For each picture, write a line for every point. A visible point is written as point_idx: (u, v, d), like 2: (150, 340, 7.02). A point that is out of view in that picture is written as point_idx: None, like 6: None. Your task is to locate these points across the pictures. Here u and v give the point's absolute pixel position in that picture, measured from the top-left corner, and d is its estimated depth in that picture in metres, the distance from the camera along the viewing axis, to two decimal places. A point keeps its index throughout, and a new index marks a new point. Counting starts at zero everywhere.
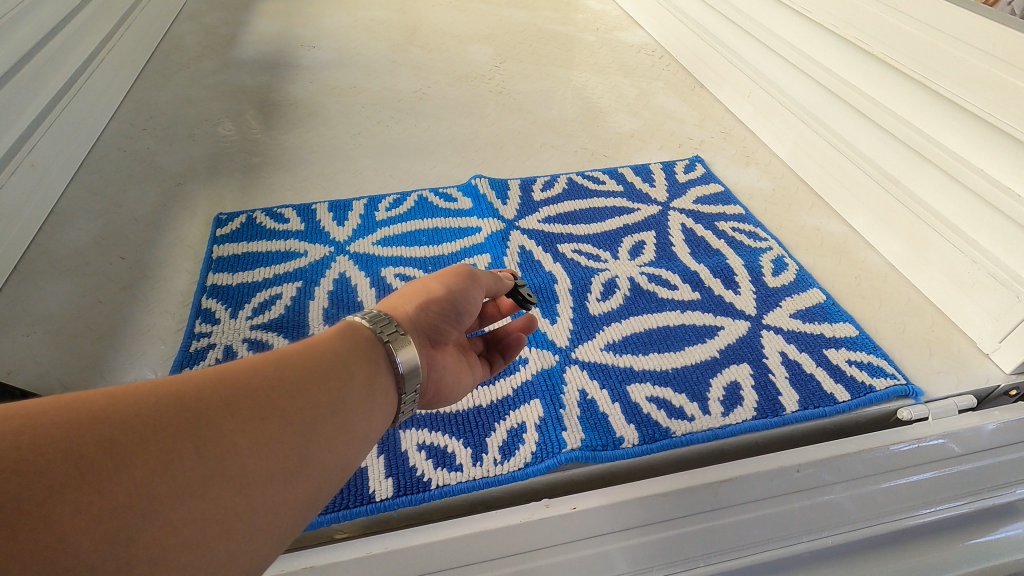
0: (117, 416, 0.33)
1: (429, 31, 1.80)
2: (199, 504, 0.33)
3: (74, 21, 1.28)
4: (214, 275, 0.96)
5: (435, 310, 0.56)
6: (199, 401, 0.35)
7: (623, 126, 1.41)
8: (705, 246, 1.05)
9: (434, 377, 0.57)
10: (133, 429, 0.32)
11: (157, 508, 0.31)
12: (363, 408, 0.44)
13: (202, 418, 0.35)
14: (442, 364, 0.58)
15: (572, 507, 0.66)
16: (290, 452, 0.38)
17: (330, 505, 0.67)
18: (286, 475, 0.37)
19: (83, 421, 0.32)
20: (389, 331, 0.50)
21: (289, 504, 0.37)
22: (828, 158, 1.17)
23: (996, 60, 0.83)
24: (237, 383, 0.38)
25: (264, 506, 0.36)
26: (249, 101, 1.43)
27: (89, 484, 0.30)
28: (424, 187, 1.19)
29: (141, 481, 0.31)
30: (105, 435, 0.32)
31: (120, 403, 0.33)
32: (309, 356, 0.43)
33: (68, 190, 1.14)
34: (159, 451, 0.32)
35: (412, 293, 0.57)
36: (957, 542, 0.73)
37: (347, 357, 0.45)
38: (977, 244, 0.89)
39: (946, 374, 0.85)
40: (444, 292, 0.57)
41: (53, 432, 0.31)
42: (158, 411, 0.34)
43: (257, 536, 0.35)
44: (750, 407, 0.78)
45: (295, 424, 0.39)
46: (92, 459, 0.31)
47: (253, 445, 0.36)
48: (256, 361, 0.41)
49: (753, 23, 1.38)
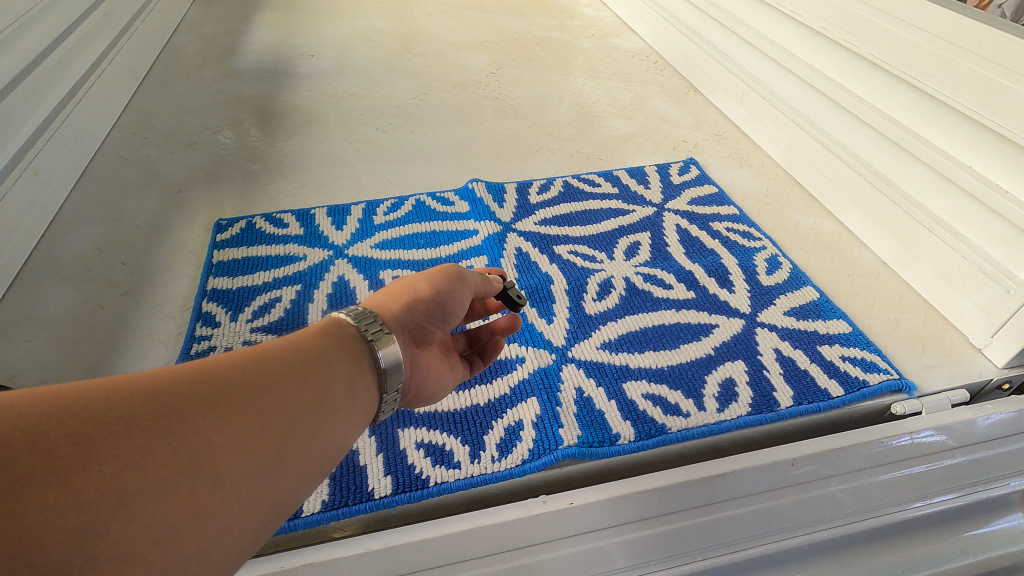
0: (89, 411, 0.33)
1: (426, 39, 1.82)
2: (172, 499, 0.33)
3: (76, 31, 1.29)
4: (214, 279, 0.97)
5: (421, 309, 0.57)
6: (175, 396, 0.36)
7: (618, 130, 1.43)
8: (700, 246, 1.06)
9: (418, 376, 0.58)
10: (106, 424, 0.33)
11: (128, 502, 0.32)
12: (343, 405, 0.45)
13: (176, 412, 0.36)
14: (425, 364, 0.59)
15: (569, 502, 0.66)
16: (266, 448, 0.39)
17: (330, 503, 0.68)
18: (263, 472, 0.38)
19: (54, 414, 0.32)
20: (374, 329, 0.50)
21: (263, 502, 0.38)
22: (821, 159, 1.19)
23: (982, 60, 0.84)
24: (214, 378, 0.39)
25: (238, 501, 0.37)
26: (248, 109, 1.45)
27: (58, 477, 0.30)
28: (421, 192, 1.20)
29: (111, 475, 0.32)
30: (75, 429, 0.32)
31: (94, 398, 0.34)
32: (291, 352, 0.44)
33: (70, 197, 1.16)
34: (131, 445, 0.33)
35: (398, 290, 0.58)
36: (950, 536, 0.74)
37: (328, 354, 0.46)
38: (967, 240, 0.90)
39: (939, 369, 0.85)
40: (431, 291, 0.58)
41: (22, 425, 0.31)
42: (132, 406, 0.35)
43: (231, 533, 0.36)
44: (744, 403, 0.79)
45: (275, 420, 0.40)
46: (60, 453, 0.31)
47: (227, 439, 0.37)
48: (236, 356, 0.41)
49: (744, 28, 1.40)
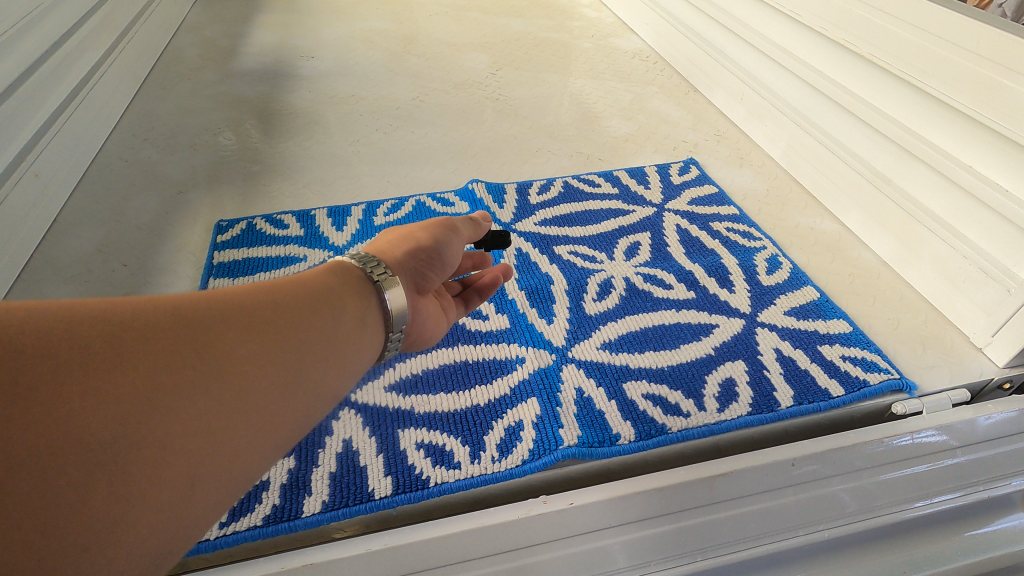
0: (122, 316, 0.35)
1: (426, 40, 1.82)
2: (201, 402, 0.36)
3: (77, 33, 1.30)
4: (215, 280, 0.97)
5: (423, 258, 0.58)
6: (199, 313, 0.38)
7: (618, 130, 1.43)
8: (700, 246, 1.07)
9: (419, 321, 0.58)
10: (139, 329, 0.35)
11: (160, 400, 0.34)
12: (354, 338, 0.47)
13: (200, 326, 0.38)
14: (425, 310, 0.59)
15: (569, 502, 0.66)
16: (283, 368, 0.41)
17: (331, 504, 0.68)
18: (281, 389, 0.40)
19: (92, 314, 0.34)
20: (379, 271, 0.52)
21: (281, 416, 0.40)
22: (821, 159, 1.19)
23: (982, 59, 0.84)
24: (232, 301, 0.41)
25: (259, 412, 0.39)
26: (249, 111, 1.45)
27: (97, 371, 0.32)
28: (421, 193, 1.20)
29: (146, 373, 0.34)
30: (110, 329, 0.34)
31: (128, 305, 0.36)
32: (303, 285, 0.45)
33: (71, 199, 1.16)
34: (161, 349, 0.35)
35: (398, 238, 0.58)
36: (951, 535, 0.74)
37: (338, 290, 0.47)
38: (967, 239, 0.90)
39: (939, 369, 0.85)
40: (429, 240, 0.59)
41: (64, 321, 0.33)
42: (160, 315, 0.37)
43: (252, 441, 0.38)
44: (745, 404, 0.79)
45: (253, 370, 0.39)
46: (97, 349, 0.33)
47: (248, 356, 0.39)
48: (254, 286, 0.43)
49: (744, 28, 1.40)
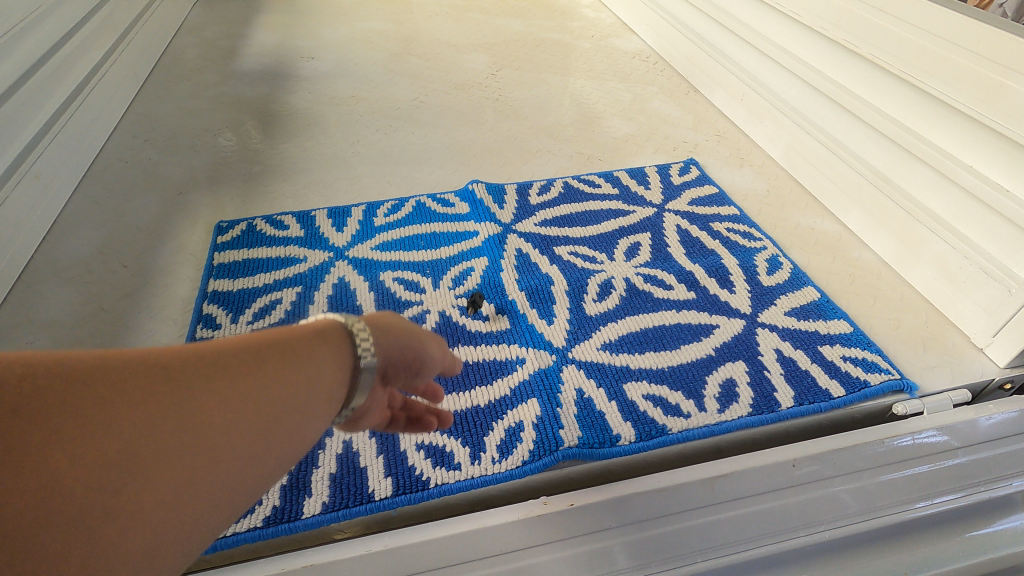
0: (115, 374, 0.31)
1: (426, 41, 1.82)
2: (197, 476, 0.32)
3: (77, 34, 1.30)
4: (215, 281, 0.97)
5: (408, 359, 0.49)
6: (198, 370, 0.34)
7: (618, 131, 1.43)
8: (701, 246, 1.06)
9: (364, 414, 0.47)
10: (135, 391, 0.31)
11: (154, 476, 0.30)
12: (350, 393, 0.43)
13: (202, 387, 0.33)
14: (379, 404, 0.49)
15: (570, 503, 0.67)
16: (283, 429, 0.37)
17: (331, 505, 0.68)
18: (277, 451, 0.37)
19: (80, 372, 0.30)
20: (367, 356, 0.44)
21: (270, 479, 0.37)
22: (822, 159, 1.19)
23: (983, 59, 0.84)
24: (234, 356, 0.36)
25: (253, 477, 0.35)
26: (249, 112, 1.45)
27: (88, 444, 0.28)
28: (422, 193, 1.20)
29: (140, 446, 0.30)
30: (102, 392, 0.30)
31: (121, 361, 0.31)
32: (305, 336, 0.41)
33: (71, 200, 1.16)
34: (159, 415, 0.31)
35: (398, 326, 0.49)
36: (952, 536, 0.73)
37: (342, 343, 0.43)
38: (968, 240, 0.90)
39: (940, 369, 0.85)
40: (423, 349, 0.51)
41: (51, 381, 0.28)
42: (158, 373, 0.32)
43: (239, 509, 0.35)
44: (745, 404, 0.79)
45: (255, 433, 0.35)
46: (88, 415, 0.29)
47: (251, 419, 0.35)
48: (254, 336, 0.38)
49: (744, 28, 1.40)
